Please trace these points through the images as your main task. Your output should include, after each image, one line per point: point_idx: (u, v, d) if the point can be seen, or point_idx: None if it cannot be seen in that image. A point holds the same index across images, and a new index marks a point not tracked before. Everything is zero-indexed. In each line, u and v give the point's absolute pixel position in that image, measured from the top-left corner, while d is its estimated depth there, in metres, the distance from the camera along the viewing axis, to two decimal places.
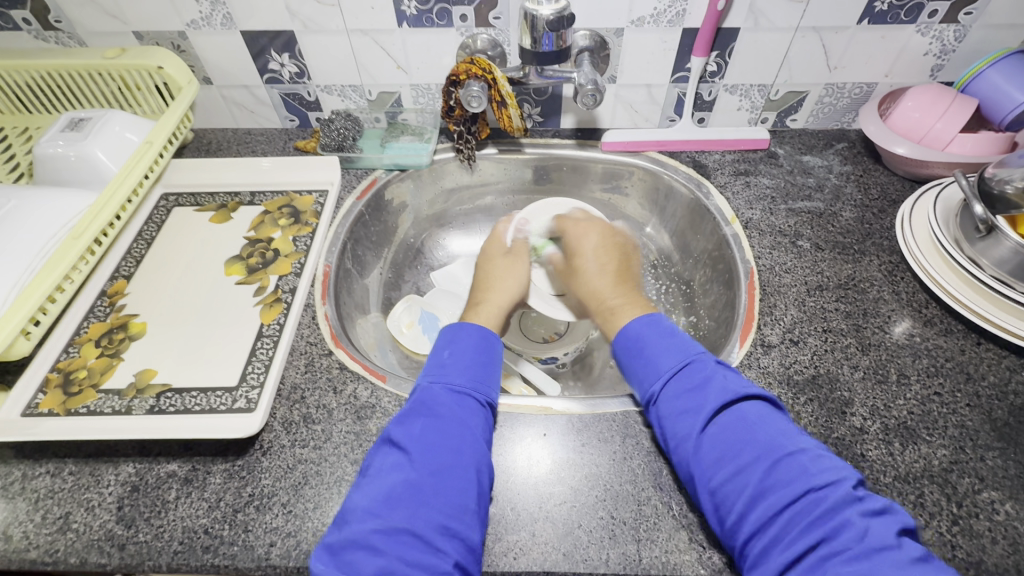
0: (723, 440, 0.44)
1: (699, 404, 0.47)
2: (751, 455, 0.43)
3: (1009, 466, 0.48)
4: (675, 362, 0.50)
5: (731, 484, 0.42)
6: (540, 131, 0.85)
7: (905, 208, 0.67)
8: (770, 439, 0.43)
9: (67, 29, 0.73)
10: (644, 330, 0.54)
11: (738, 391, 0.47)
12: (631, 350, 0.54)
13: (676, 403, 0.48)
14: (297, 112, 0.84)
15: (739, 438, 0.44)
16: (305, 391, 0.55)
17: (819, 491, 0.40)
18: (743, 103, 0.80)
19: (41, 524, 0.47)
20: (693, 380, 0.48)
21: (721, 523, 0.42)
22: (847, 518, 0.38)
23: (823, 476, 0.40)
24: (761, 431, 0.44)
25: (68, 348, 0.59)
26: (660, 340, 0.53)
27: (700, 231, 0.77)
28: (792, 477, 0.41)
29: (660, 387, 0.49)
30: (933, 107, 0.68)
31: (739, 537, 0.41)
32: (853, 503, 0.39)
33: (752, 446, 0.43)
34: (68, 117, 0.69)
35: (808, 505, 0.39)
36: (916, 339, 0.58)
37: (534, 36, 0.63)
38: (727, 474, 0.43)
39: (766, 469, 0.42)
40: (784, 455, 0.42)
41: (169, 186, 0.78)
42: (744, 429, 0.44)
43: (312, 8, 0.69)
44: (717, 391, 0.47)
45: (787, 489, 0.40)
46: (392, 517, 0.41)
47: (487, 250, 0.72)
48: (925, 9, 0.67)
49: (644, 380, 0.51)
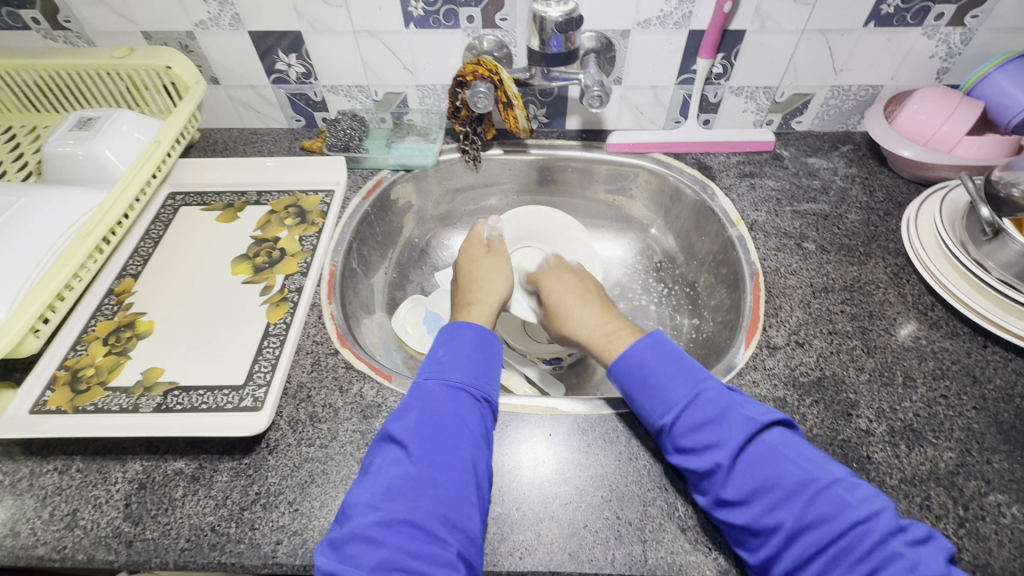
0: (753, 475, 0.43)
1: (724, 439, 0.45)
2: (786, 489, 0.42)
3: (1016, 468, 0.48)
4: (688, 393, 0.49)
5: (768, 519, 0.42)
6: (546, 132, 0.85)
7: (912, 210, 0.67)
8: (801, 471, 0.43)
9: (76, 29, 0.74)
10: (646, 356, 0.52)
11: (760, 420, 0.46)
12: (634, 380, 0.52)
13: (698, 437, 0.46)
14: (304, 112, 0.84)
15: (770, 472, 0.43)
16: (311, 390, 0.55)
17: (862, 524, 0.39)
18: (748, 105, 0.81)
19: (49, 520, 0.47)
20: (712, 412, 0.47)
21: (757, 557, 0.42)
22: (894, 550, 0.38)
23: (863, 507, 0.40)
24: (791, 462, 0.43)
25: (76, 346, 0.59)
26: (665, 367, 0.51)
27: (705, 232, 0.77)
28: (835, 511, 0.40)
29: (675, 420, 0.48)
30: (939, 110, 0.68)
31: (780, 572, 0.41)
32: (897, 533, 0.39)
33: (786, 479, 0.43)
34: (77, 116, 0.70)
35: (853, 540, 0.39)
36: (922, 341, 0.58)
37: (542, 37, 0.63)
38: (763, 510, 0.42)
39: (803, 505, 0.41)
40: (821, 488, 0.42)
41: (176, 186, 0.78)
42: (773, 461, 0.44)
43: (320, 8, 0.70)
44: (739, 422, 0.46)
45: (828, 525, 0.40)
46: (392, 508, 0.41)
47: (466, 251, 0.71)
48: (931, 12, 0.67)
49: (654, 411, 0.49)
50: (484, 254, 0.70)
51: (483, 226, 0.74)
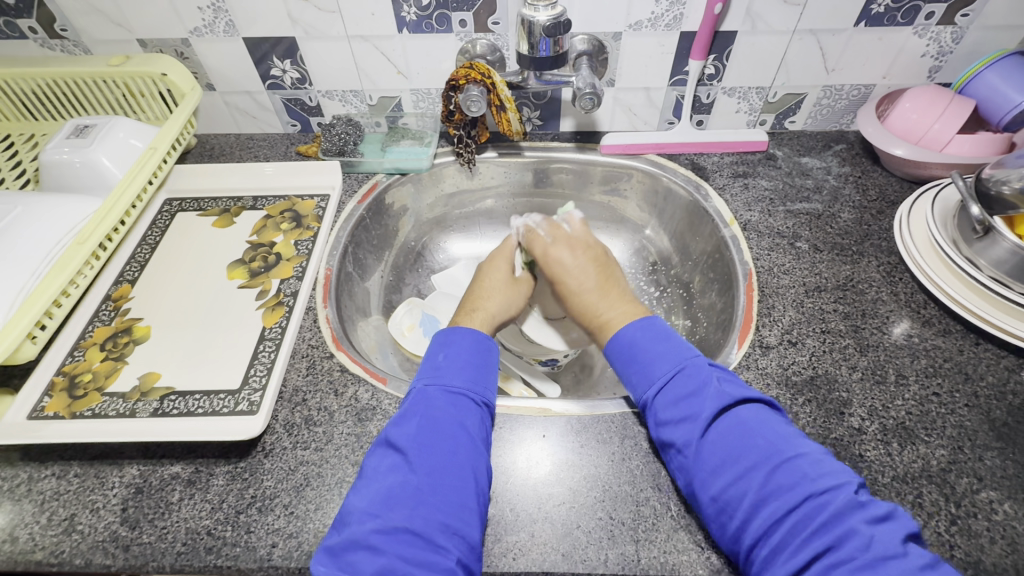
0: (722, 447, 0.44)
1: (695, 411, 0.47)
2: (751, 461, 0.43)
3: (1008, 465, 0.48)
4: (669, 370, 0.50)
5: (731, 489, 0.43)
6: (540, 134, 0.86)
7: (904, 210, 0.67)
8: (769, 444, 0.44)
9: (72, 37, 0.74)
10: (636, 335, 0.54)
11: (734, 396, 0.47)
12: (625, 358, 0.54)
13: (673, 410, 0.48)
14: (299, 118, 0.85)
15: (737, 445, 0.44)
16: (306, 394, 0.56)
17: (821, 497, 0.40)
18: (742, 105, 0.81)
19: (47, 525, 0.47)
20: (690, 387, 0.48)
21: (722, 528, 0.43)
22: (853, 526, 0.38)
23: (824, 480, 0.41)
24: (760, 436, 0.44)
25: (73, 352, 0.60)
26: (652, 347, 0.52)
27: (699, 232, 0.77)
28: (793, 482, 0.41)
29: (654, 394, 0.50)
30: (930, 109, 0.68)
31: (743, 544, 0.41)
32: (856, 509, 0.39)
33: (752, 451, 0.43)
34: (73, 124, 0.70)
35: (810, 512, 0.40)
36: (914, 339, 0.58)
37: (531, 41, 0.63)
38: (728, 479, 0.43)
39: (765, 476, 0.42)
40: (784, 460, 0.42)
41: (173, 193, 0.78)
42: (743, 434, 0.45)
43: (313, 14, 0.70)
44: (713, 397, 0.47)
45: (789, 495, 0.41)
46: (391, 516, 0.41)
47: (493, 258, 0.70)
48: (922, 11, 0.67)
49: (639, 385, 0.51)
50: (505, 261, 0.69)
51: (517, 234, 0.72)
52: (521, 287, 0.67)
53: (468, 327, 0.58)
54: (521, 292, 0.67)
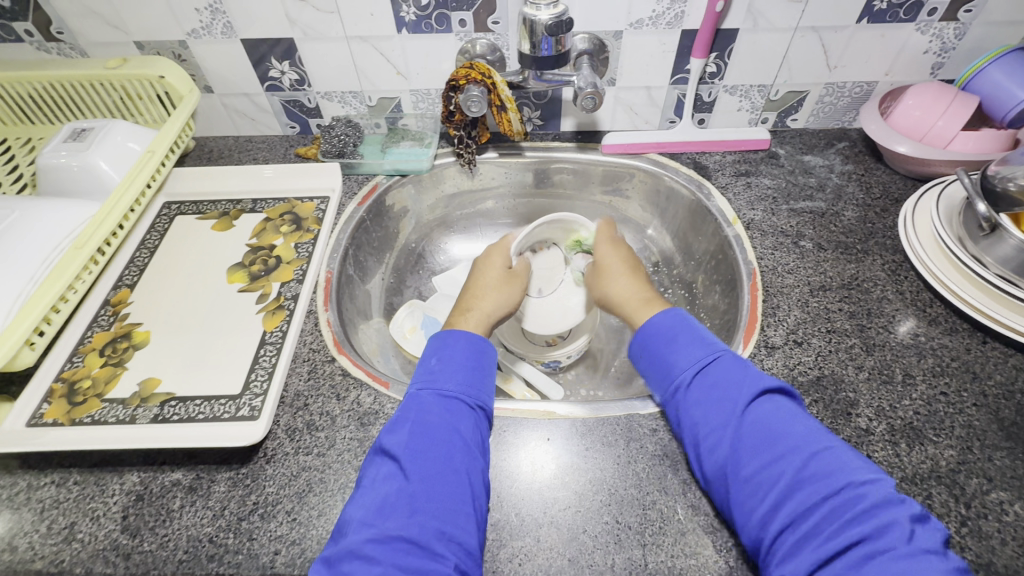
0: (761, 429, 0.44)
1: (734, 393, 0.47)
2: (789, 447, 0.43)
3: (1017, 465, 0.48)
4: (706, 353, 0.50)
5: (768, 472, 0.42)
6: (541, 134, 0.85)
7: (908, 207, 0.67)
8: (807, 433, 0.43)
9: (69, 40, 0.74)
10: (675, 321, 0.54)
11: (774, 385, 0.47)
12: (661, 339, 0.53)
13: (711, 391, 0.48)
14: (298, 119, 0.84)
15: (778, 429, 0.44)
16: (308, 398, 0.55)
17: (861, 487, 0.39)
18: (743, 103, 0.80)
19: (47, 534, 0.47)
20: (728, 370, 0.48)
21: (748, 515, 0.42)
22: (892, 516, 0.37)
23: (863, 473, 0.40)
24: (799, 426, 0.44)
25: (72, 358, 0.59)
26: (691, 331, 0.53)
27: (701, 232, 0.77)
28: (834, 469, 0.41)
29: (691, 374, 0.49)
30: (934, 105, 0.67)
31: (769, 531, 0.40)
32: (897, 504, 0.38)
33: (791, 439, 0.43)
34: (71, 127, 0.70)
35: (849, 500, 0.39)
36: (921, 338, 0.57)
37: (532, 40, 0.63)
38: (765, 464, 0.42)
39: (804, 461, 0.42)
40: (823, 449, 0.42)
41: (171, 196, 0.78)
42: (782, 420, 0.44)
43: (312, 15, 0.70)
44: (754, 382, 0.47)
45: (829, 482, 0.40)
46: (387, 525, 0.40)
47: (488, 258, 0.69)
48: (925, 7, 0.66)
49: (674, 366, 0.51)
50: (502, 256, 0.69)
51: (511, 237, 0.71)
52: (515, 281, 0.67)
53: (465, 328, 0.58)
54: (515, 287, 0.66)
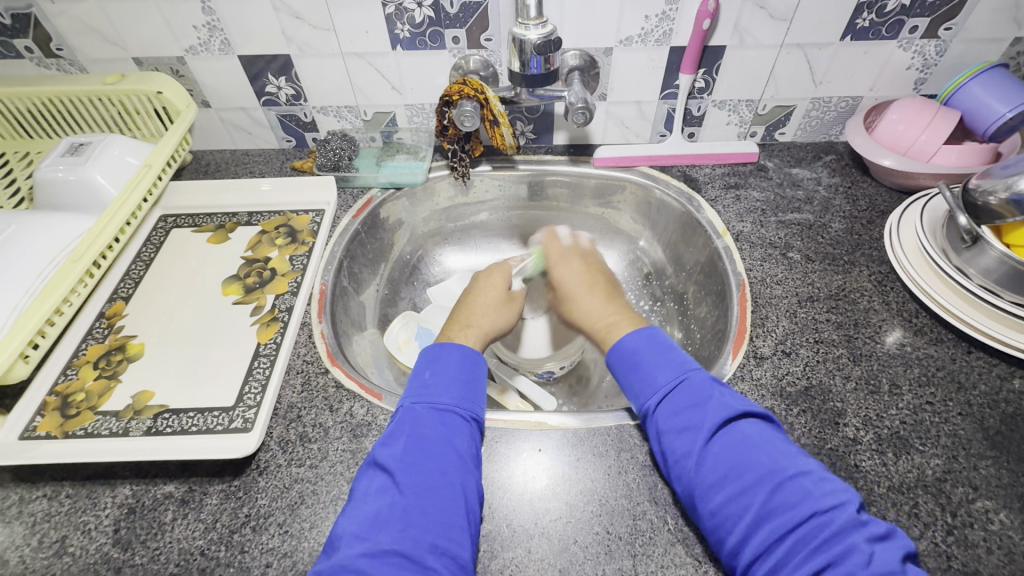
0: (725, 459, 0.44)
1: (697, 422, 0.47)
2: (753, 477, 0.43)
3: (1002, 474, 0.48)
4: (670, 379, 0.50)
5: (731, 503, 0.42)
6: (533, 148, 0.86)
7: (893, 219, 0.68)
8: (772, 461, 0.43)
9: (68, 57, 0.75)
10: (640, 344, 0.54)
11: (737, 409, 0.47)
12: (627, 366, 0.54)
13: (674, 421, 0.48)
14: (294, 133, 0.86)
15: (742, 458, 0.44)
16: (302, 410, 0.56)
17: (823, 515, 0.40)
18: (732, 117, 0.82)
19: (37, 548, 0.47)
20: (691, 398, 0.49)
21: (720, 542, 0.43)
22: (853, 543, 0.38)
23: (827, 499, 0.41)
24: (763, 452, 0.44)
25: (66, 370, 0.59)
26: (656, 355, 0.53)
27: (692, 243, 0.78)
28: (798, 499, 0.41)
29: (656, 403, 0.50)
30: (917, 120, 0.69)
31: (740, 560, 0.41)
32: (858, 528, 0.39)
33: (755, 467, 0.43)
34: (68, 142, 0.71)
35: (812, 530, 0.39)
36: (908, 349, 0.58)
37: (522, 59, 0.64)
38: (729, 493, 0.43)
39: (768, 493, 0.42)
40: (787, 478, 0.42)
41: (167, 209, 0.79)
42: (746, 448, 0.45)
43: (308, 32, 0.71)
44: (716, 408, 0.47)
45: (791, 512, 0.40)
46: (380, 539, 0.41)
47: (488, 276, 0.69)
48: (906, 25, 0.68)
49: (639, 395, 0.51)
50: (504, 279, 0.68)
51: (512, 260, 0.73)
52: (514, 303, 0.67)
53: (461, 342, 0.58)
54: (513, 308, 0.66)
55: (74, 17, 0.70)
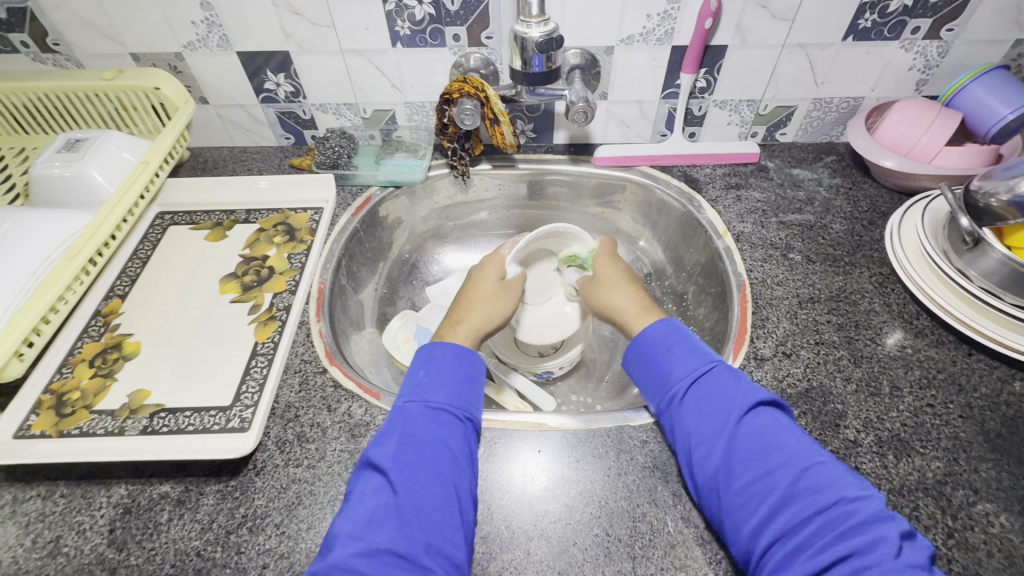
0: (755, 440, 0.44)
1: (729, 404, 0.47)
2: (782, 459, 0.43)
3: (1003, 477, 0.48)
4: (700, 363, 0.51)
5: (759, 484, 0.42)
6: (533, 146, 0.86)
7: (894, 221, 0.68)
8: (799, 447, 0.44)
9: (65, 52, 0.74)
10: (670, 330, 0.54)
11: (765, 396, 0.47)
12: (654, 349, 0.53)
13: (703, 402, 0.48)
14: (293, 131, 0.85)
15: (771, 441, 0.44)
16: (299, 410, 0.55)
17: (851, 503, 0.40)
18: (733, 117, 0.82)
19: (32, 548, 0.46)
20: (720, 382, 0.49)
21: (738, 527, 0.42)
22: (881, 531, 0.38)
23: (853, 488, 0.41)
24: (790, 438, 0.44)
25: (61, 368, 0.59)
26: (685, 340, 0.53)
27: (692, 244, 0.77)
28: (825, 485, 0.41)
29: (686, 385, 0.49)
30: (918, 121, 0.69)
31: (760, 543, 0.41)
32: (886, 518, 0.39)
33: (784, 450, 0.43)
34: (64, 138, 0.70)
35: (838, 516, 0.39)
36: (908, 350, 0.58)
37: (524, 57, 0.64)
38: (757, 474, 0.43)
39: (796, 475, 0.42)
40: (814, 464, 0.42)
41: (164, 206, 0.78)
42: (776, 433, 0.45)
43: (307, 29, 0.71)
44: (746, 393, 0.48)
45: (820, 496, 0.40)
46: (374, 539, 0.40)
47: (482, 268, 0.68)
48: (908, 26, 0.68)
49: (666, 376, 0.51)
50: (496, 269, 0.67)
51: (506, 246, 0.70)
52: (508, 294, 0.66)
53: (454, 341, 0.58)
54: (507, 300, 0.66)
55: (70, 11, 0.69)
